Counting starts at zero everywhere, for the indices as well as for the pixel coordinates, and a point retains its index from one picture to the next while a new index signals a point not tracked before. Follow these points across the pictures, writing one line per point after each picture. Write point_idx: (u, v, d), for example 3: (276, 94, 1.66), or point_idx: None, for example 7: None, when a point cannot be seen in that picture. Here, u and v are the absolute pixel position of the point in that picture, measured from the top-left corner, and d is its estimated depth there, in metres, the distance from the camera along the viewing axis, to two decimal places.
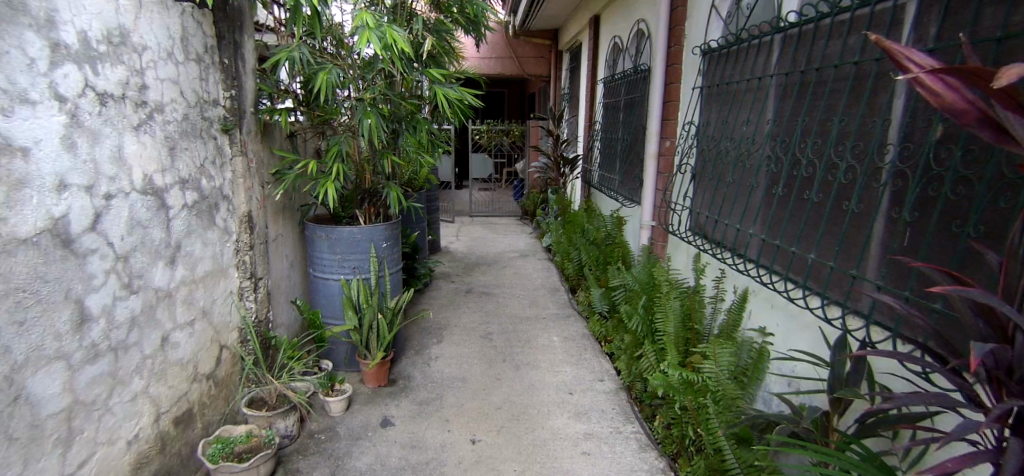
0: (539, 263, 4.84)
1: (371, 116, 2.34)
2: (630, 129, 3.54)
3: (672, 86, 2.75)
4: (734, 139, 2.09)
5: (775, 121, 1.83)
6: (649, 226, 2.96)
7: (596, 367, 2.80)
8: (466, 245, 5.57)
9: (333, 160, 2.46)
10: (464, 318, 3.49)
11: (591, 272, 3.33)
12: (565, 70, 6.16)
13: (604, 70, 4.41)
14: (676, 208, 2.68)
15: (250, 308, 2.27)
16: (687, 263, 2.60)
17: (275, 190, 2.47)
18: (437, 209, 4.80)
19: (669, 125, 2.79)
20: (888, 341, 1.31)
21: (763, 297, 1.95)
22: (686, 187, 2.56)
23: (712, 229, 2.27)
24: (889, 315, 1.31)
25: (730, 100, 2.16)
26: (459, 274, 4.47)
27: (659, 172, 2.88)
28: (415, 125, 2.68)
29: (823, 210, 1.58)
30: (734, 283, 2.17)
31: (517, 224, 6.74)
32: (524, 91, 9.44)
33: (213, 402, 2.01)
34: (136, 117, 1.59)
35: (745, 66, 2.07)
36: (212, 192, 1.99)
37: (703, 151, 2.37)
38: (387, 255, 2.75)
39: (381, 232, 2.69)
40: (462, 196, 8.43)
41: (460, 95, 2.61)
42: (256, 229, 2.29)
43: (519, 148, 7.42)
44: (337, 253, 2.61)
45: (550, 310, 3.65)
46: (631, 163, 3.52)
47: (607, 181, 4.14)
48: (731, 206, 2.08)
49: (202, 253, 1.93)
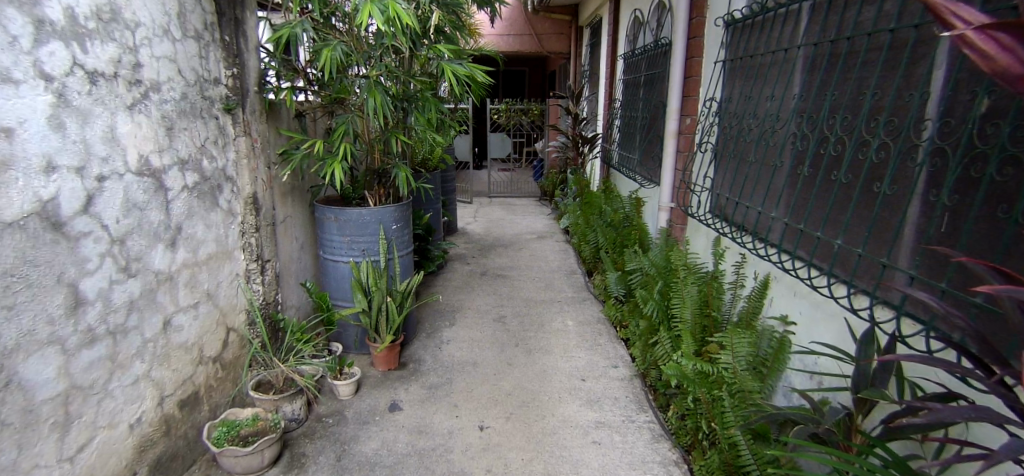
0: (556, 245, 4.74)
1: (376, 93, 2.24)
2: (651, 106, 3.37)
3: (694, 60, 2.58)
4: (758, 116, 1.94)
5: (802, 95, 1.68)
6: (667, 208, 2.82)
7: (610, 353, 2.72)
8: (483, 226, 5.52)
9: (341, 140, 2.40)
10: (478, 301, 3.44)
11: (608, 254, 3.23)
12: (586, 46, 5.94)
13: (624, 45, 4.22)
14: (696, 189, 2.54)
15: (256, 290, 2.26)
16: (708, 248, 2.47)
17: (283, 170, 2.42)
18: (453, 190, 4.74)
19: (690, 102, 2.63)
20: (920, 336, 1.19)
21: (786, 284, 1.82)
22: (707, 167, 2.43)
23: (733, 212, 2.14)
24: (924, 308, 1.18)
25: (754, 74, 2.00)
26: (475, 256, 4.42)
27: (679, 151, 2.74)
28: (425, 104, 2.58)
29: (853, 192, 1.44)
30: (756, 269, 2.05)
31: (535, 205, 6.64)
32: (545, 69, 9.21)
33: (220, 385, 2.05)
34: (130, 96, 1.55)
35: (772, 36, 1.91)
36: (214, 173, 1.95)
37: (725, 129, 2.22)
38: (398, 237, 2.69)
39: (390, 213, 2.63)
40: (482, 177, 8.36)
41: (469, 71, 2.48)
42: (262, 211, 2.26)
43: (539, 127, 7.26)
44: (346, 236, 2.57)
45: (565, 293, 3.57)
46: (651, 142, 3.37)
47: (627, 161, 3.99)
48: (754, 188, 1.95)
49: (205, 235, 1.91)
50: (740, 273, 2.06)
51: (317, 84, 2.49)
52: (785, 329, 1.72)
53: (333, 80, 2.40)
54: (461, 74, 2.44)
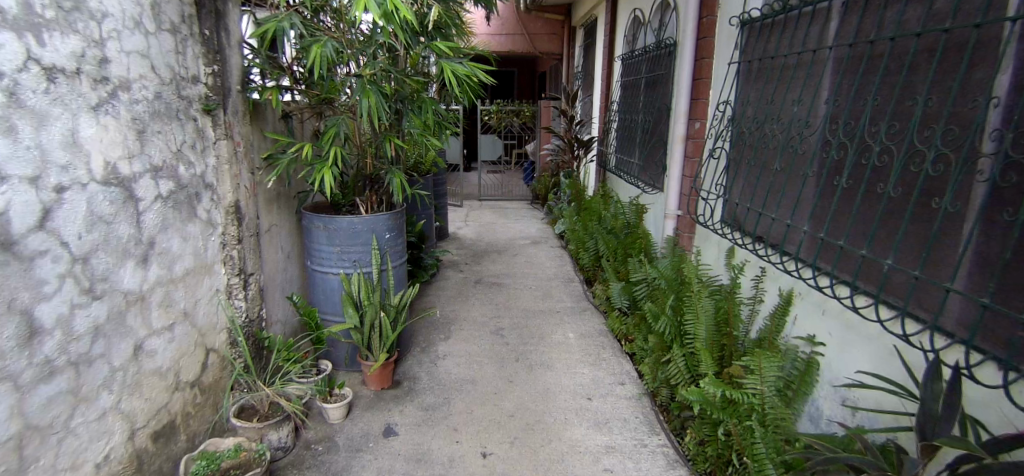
0: (552, 251, 4.61)
1: (370, 94, 2.07)
2: (653, 109, 3.26)
3: (703, 62, 2.47)
4: (783, 122, 1.84)
5: (835, 100, 1.57)
6: (674, 216, 2.71)
7: (615, 369, 2.60)
8: (475, 230, 5.37)
9: (331, 143, 2.23)
10: (474, 312, 3.29)
11: (610, 263, 3.11)
12: (580, 47, 5.82)
13: (622, 47, 4.10)
14: (708, 197, 2.44)
15: (239, 307, 2.08)
16: (720, 260, 2.36)
17: (268, 176, 2.24)
18: (445, 194, 4.58)
19: (699, 105, 2.52)
20: (994, 370, 1.07)
21: (814, 302, 1.72)
22: (720, 174, 2.32)
23: (755, 222, 2.03)
24: (999, 340, 1.06)
25: (777, 77, 1.89)
26: (468, 262, 4.27)
27: (687, 157, 2.63)
28: (421, 105, 2.41)
29: (904, 207, 1.33)
30: (777, 284, 1.94)
31: (527, 208, 6.50)
32: (535, 70, 9.09)
33: (198, 412, 1.89)
34: (94, 96, 1.36)
35: (796, 37, 1.81)
36: (192, 180, 1.76)
37: (741, 134, 2.12)
38: (391, 246, 2.53)
39: (383, 222, 2.46)
40: (471, 179, 8.21)
41: (469, 70, 2.31)
42: (246, 221, 2.08)
43: (530, 129, 7.13)
44: (336, 245, 2.40)
45: (564, 303, 3.44)
46: (654, 147, 3.24)
47: (626, 165, 3.87)
48: (780, 198, 1.84)
49: (181, 249, 1.74)
50: (760, 289, 1.96)
51: (306, 84, 2.32)
52: (813, 350, 1.63)
53: (322, 77, 2.22)
54: (461, 73, 2.28)
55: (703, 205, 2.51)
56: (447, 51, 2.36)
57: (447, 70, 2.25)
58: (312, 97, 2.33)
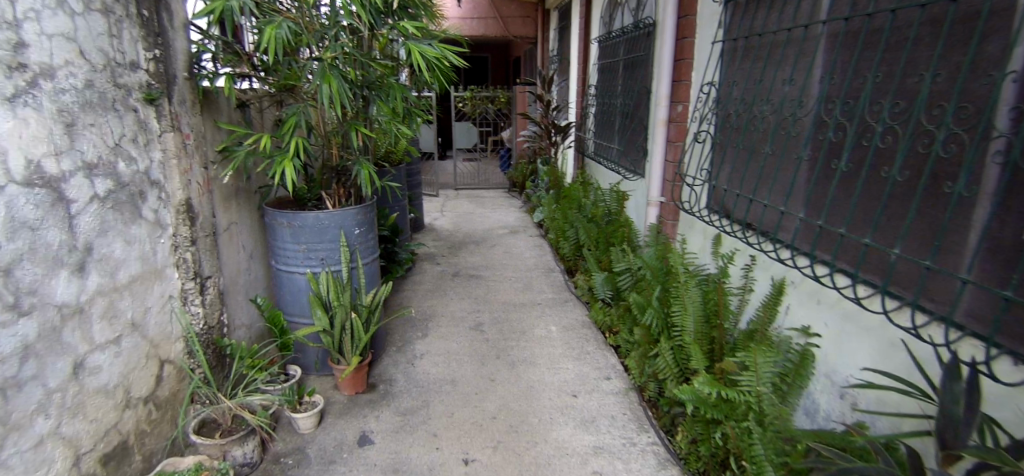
0: (531, 240, 4.51)
1: (331, 80, 1.91)
2: (633, 93, 3.16)
3: (684, 41, 2.37)
4: (774, 103, 1.78)
5: (832, 78, 1.53)
6: (657, 203, 2.63)
7: (601, 363, 2.53)
8: (451, 220, 5.22)
9: (292, 134, 2.07)
10: (452, 307, 3.17)
11: (591, 252, 3.03)
12: (555, 31, 5.68)
13: (599, 29, 3.97)
14: (692, 183, 2.37)
15: (196, 314, 1.92)
16: (707, 248, 2.30)
17: (224, 171, 2.06)
18: (419, 184, 4.41)
19: (680, 87, 2.42)
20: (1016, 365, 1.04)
21: (808, 290, 1.70)
22: (706, 159, 2.25)
23: (745, 208, 1.97)
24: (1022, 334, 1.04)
25: (766, 56, 1.83)
26: (445, 254, 4.14)
27: (669, 141, 2.54)
28: (389, 91, 2.25)
29: (915, 191, 1.29)
30: (766, 273, 1.90)
31: (504, 197, 6.38)
32: (509, 55, 8.89)
33: (154, 429, 1.73)
34: (10, 85, 1.17)
35: (785, 13, 1.75)
36: (134, 178, 1.58)
37: (729, 117, 2.05)
38: (361, 242, 2.38)
39: (352, 217, 2.31)
40: (446, 167, 8.02)
41: (440, 52, 2.15)
42: (200, 220, 1.90)
43: (505, 116, 6.97)
44: (301, 243, 2.25)
45: (544, 294, 3.35)
46: (634, 132, 3.15)
47: (605, 151, 3.77)
48: (773, 183, 1.78)
49: (126, 254, 1.57)
50: (749, 278, 1.92)
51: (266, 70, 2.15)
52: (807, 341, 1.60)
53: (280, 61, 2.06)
54: (431, 56, 2.12)
55: (687, 192, 2.44)
56: (415, 31, 2.19)
57: (415, 53, 2.08)
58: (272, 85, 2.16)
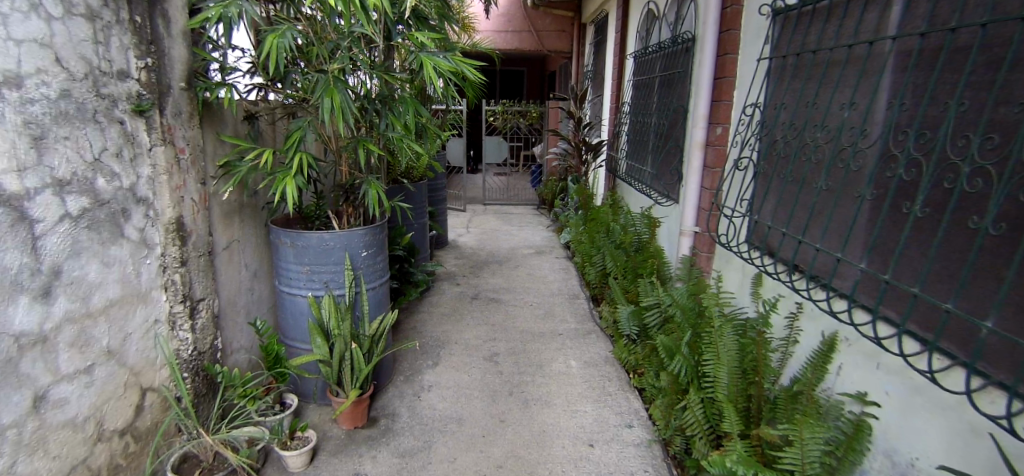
0: (557, 263, 4.29)
1: (333, 92, 1.73)
2: (668, 111, 2.94)
3: (726, 58, 2.14)
4: (829, 130, 1.54)
5: (902, 104, 1.28)
6: (690, 232, 2.40)
7: (622, 408, 2.28)
8: (476, 238, 5.07)
9: (296, 149, 1.94)
10: (468, 334, 2.99)
11: (617, 282, 2.80)
12: (590, 45, 5.51)
13: (634, 43, 3.76)
14: (728, 213, 2.12)
15: (184, 339, 1.81)
16: (747, 288, 2.03)
17: (225, 186, 1.95)
18: (442, 200, 4.28)
19: (719, 107, 2.18)
20: None
21: (867, 351, 1.43)
22: (746, 189, 2.00)
23: (792, 247, 1.72)
24: None
25: (821, 77, 1.59)
26: (466, 274, 3.97)
27: (706, 167, 2.30)
28: (402, 106, 2.07)
29: (1015, 247, 1.02)
30: (816, 325, 1.63)
31: (533, 214, 6.18)
32: (544, 70, 8.77)
33: (130, 464, 1.61)
34: None
35: (844, 27, 1.50)
36: (116, 195, 1.48)
37: (775, 144, 1.81)
38: (369, 265, 2.23)
39: (359, 238, 2.16)
40: (477, 182, 7.92)
41: (455, 66, 1.98)
42: (193, 240, 1.80)
43: (537, 131, 6.81)
44: (304, 265, 2.12)
45: (566, 324, 3.12)
46: (669, 154, 2.90)
47: (637, 172, 3.53)
48: (826, 222, 1.53)
49: (103, 277, 1.46)
50: (794, 329, 1.66)
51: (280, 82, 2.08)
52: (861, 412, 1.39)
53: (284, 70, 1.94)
54: (445, 69, 1.95)
55: (724, 224, 2.20)
56: (429, 43, 2.04)
57: (427, 65, 1.92)
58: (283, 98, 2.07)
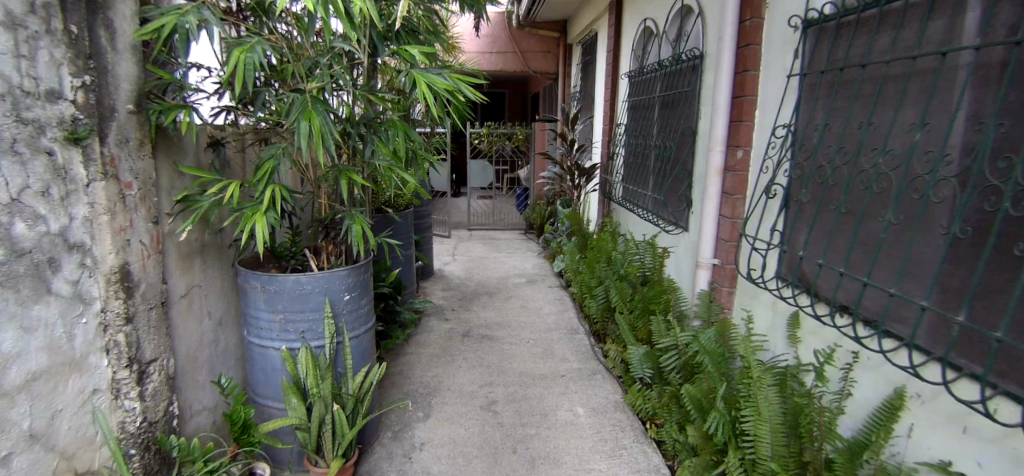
0: (551, 293, 4.05)
1: (313, 113, 1.46)
2: (672, 134, 2.77)
3: (746, 75, 1.98)
4: (892, 154, 1.36)
5: (999, 123, 1.10)
6: (708, 265, 2.20)
7: (641, 465, 2.03)
8: (463, 267, 4.80)
9: (267, 181, 1.68)
10: (461, 379, 2.71)
11: (625, 318, 2.58)
12: (577, 67, 5.40)
13: (629, 63, 3.62)
14: (758, 245, 1.93)
15: (131, 410, 1.50)
16: (782, 329, 1.82)
17: (183, 224, 1.67)
18: (427, 228, 4.02)
19: (740, 128, 2.01)
20: None
21: (947, 412, 1.21)
22: (780, 218, 1.81)
23: (843, 287, 1.52)
24: None
25: (877, 93, 1.42)
26: (455, 308, 3.70)
27: (725, 193, 2.12)
28: (391, 129, 1.83)
29: None
30: (876, 377, 1.40)
31: (520, 239, 5.95)
32: (526, 92, 8.66)
33: None
34: None
35: (905, 38, 1.35)
36: (42, 242, 1.20)
37: (817, 169, 1.63)
38: (352, 311, 1.95)
39: (340, 279, 1.89)
40: (460, 206, 7.68)
41: (453, 84, 1.75)
42: (142, 290, 1.51)
43: (523, 154, 6.63)
44: (277, 312, 1.84)
45: (568, 363, 2.87)
46: (676, 179, 2.72)
47: (636, 198, 3.34)
48: (897, 258, 1.33)
49: (21, 345, 1.16)
50: (848, 381, 1.43)
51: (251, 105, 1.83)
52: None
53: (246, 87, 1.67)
54: (440, 88, 1.72)
55: (750, 256, 2.00)
56: (420, 58, 1.81)
57: (419, 84, 1.69)
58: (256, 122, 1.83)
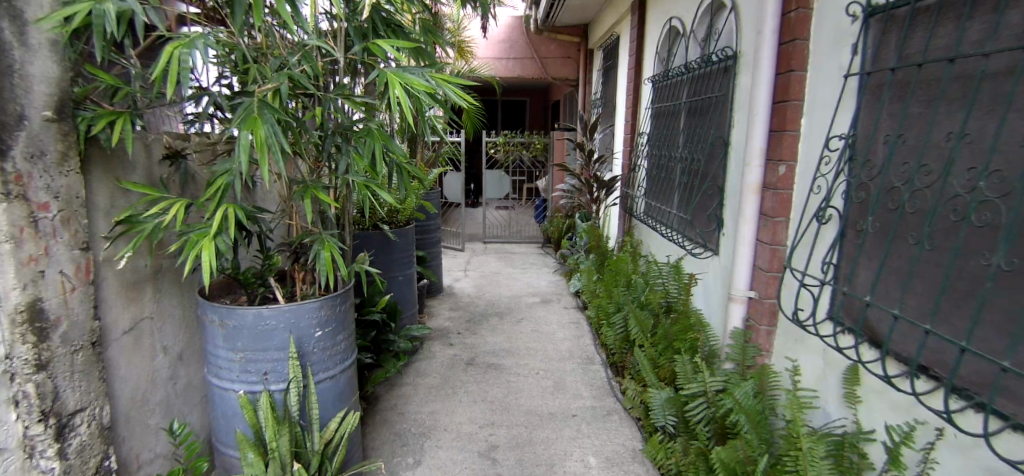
0: (565, 315, 3.73)
1: (260, 120, 1.22)
2: (700, 144, 2.46)
3: (789, 76, 1.66)
4: (999, 177, 1.03)
5: None
6: (742, 298, 1.88)
7: None
8: (474, 283, 4.53)
9: (219, 200, 1.45)
10: (460, 416, 2.42)
11: (645, 353, 2.26)
12: (599, 72, 5.11)
13: (653, 66, 3.31)
14: (805, 280, 1.60)
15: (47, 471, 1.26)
16: (835, 383, 1.49)
17: (123, 250, 1.45)
18: (433, 243, 3.77)
19: (783, 139, 1.69)
20: None
21: None
22: (835, 249, 1.48)
23: (923, 342, 1.19)
24: None
25: (970, 96, 1.09)
26: (461, 331, 3.43)
27: (763, 215, 1.80)
28: (366, 139, 1.57)
29: None
30: (971, 466, 1.08)
31: (537, 254, 5.66)
32: (547, 100, 8.40)
33: None
34: None
35: (1009, 24, 1.02)
36: None
37: (886, 192, 1.30)
38: (324, 349, 1.70)
39: (311, 314, 1.64)
40: (476, 217, 7.45)
41: (434, 86, 1.50)
42: (63, 330, 1.27)
43: (541, 164, 6.35)
44: (237, 351, 1.61)
45: (580, 400, 2.56)
46: (705, 195, 2.40)
47: (660, 214, 3.03)
48: (1008, 316, 1.00)
49: None
50: (932, 468, 1.12)
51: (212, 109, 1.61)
52: None
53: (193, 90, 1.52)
54: (419, 90, 1.47)
55: (796, 293, 1.66)
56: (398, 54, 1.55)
57: (392, 85, 1.44)
58: (222, 132, 1.68)
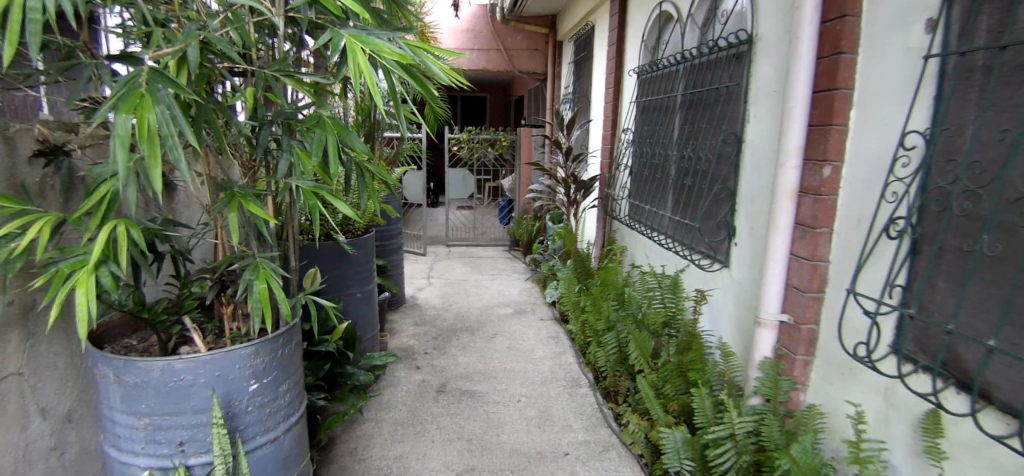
0: (542, 328, 3.41)
1: (150, 95, 0.80)
2: (704, 142, 2.19)
3: (839, 59, 1.38)
4: None
5: None
6: (772, 323, 1.60)
7: None
8: (439, 292, 4.14)
9: (107, 214, 1.01)
10: (435, 461, 2.04)
11: (648, 380, 1.97)
12: (570, 65, 4.82)
13: (638, 57, 3.04)
14: (866, 305, 1.34)
15: None
16: (900, 431, 1.24)
17: None
18: (395, 251, 3.36)
19: (828, 135, 1.41)
20: None
21: None
22: (917, 271, 1.22)
23: None
24: None
25: None
26: (428, 351, 3.04)
27: (801, 225, 1.52)
28: (314, 128, 1.16)
29: None
30: None
31: (504, 258, 5.31)
32: (509, 97, 8.07)
33: None
34: None
35: None
36: None
37: (1011, 204, 1.03)
38: (261, 407, 1.28)
39: (244, 362, 1.23)
40: (437, 218, 7.02)
41: (410, 56, 1.09)
42: None
43: (506, 162, 5.98)
44: (140, 417, 1.16)
45: (572, 433, 2.24)
46: (715, 200, 2.11)
47: (650, 218, 2.75)
48: None
49: None
50: None
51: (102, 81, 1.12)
52: None
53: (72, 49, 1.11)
54: (390, 60, 1.07)
55: (853, 322, 1.39)
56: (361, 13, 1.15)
57: (352, 52, 1.05)
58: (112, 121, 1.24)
